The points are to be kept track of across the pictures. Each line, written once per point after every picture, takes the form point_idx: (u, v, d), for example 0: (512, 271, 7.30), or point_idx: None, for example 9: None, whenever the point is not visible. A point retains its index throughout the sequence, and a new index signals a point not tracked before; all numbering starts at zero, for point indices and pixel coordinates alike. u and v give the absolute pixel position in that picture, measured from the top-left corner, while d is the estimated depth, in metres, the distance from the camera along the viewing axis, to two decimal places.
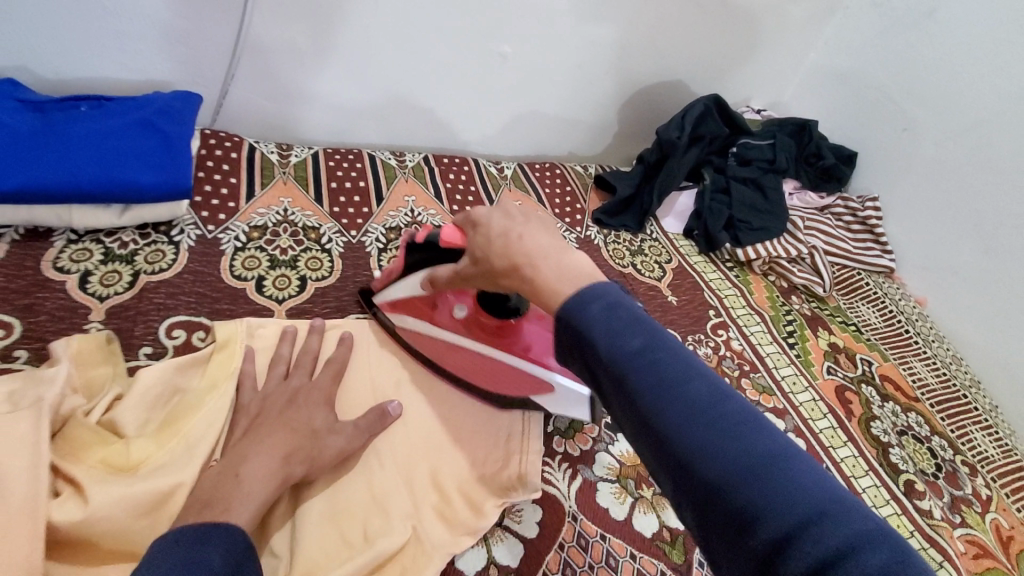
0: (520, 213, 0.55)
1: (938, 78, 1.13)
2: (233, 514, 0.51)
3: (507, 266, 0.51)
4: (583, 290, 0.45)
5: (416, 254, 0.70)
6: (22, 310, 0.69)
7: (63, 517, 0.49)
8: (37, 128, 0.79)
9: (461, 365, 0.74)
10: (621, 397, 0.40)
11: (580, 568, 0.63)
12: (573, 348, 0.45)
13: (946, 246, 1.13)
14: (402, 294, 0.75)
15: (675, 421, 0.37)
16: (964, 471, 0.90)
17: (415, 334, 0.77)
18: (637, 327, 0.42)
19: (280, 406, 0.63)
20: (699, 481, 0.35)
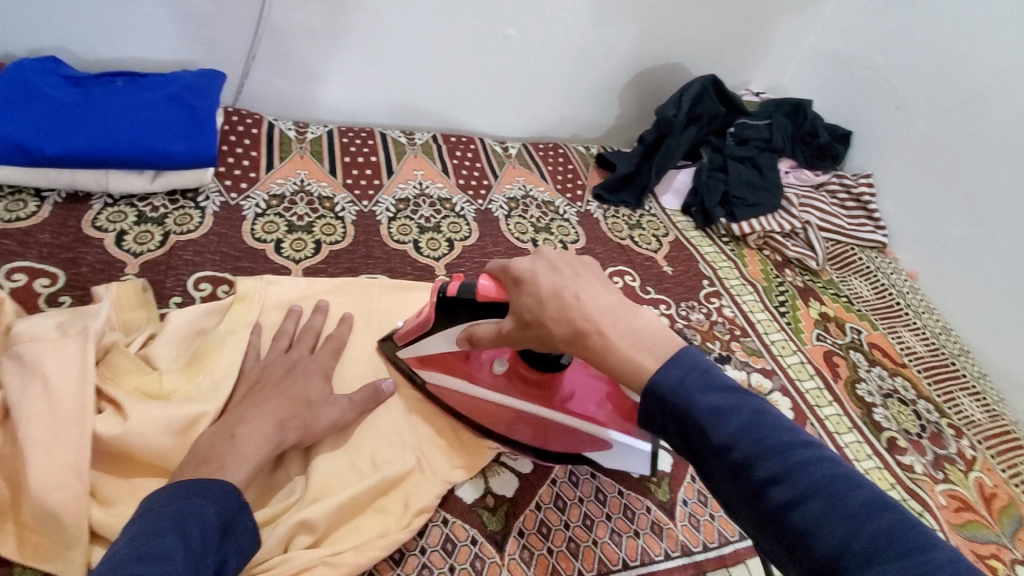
0: (567, 266, 0.55)
1: (932, 59, 1.16)
2: (227, 472, 0.52)
3: (568, 332, 0.52)
4: (677, 366, 0.47)
5: (449, 308, 0.66)
6: (66, 262, 0.76)
7: (106, 430, 0.55)
8: (78, 102, 0.86)
9: (506, 425, 0.70)
10: (748, 490, 0.43)
11: (570, 500, 0.68)
12: (673, 425, 0.48)
13: (938, 221, 1.16)
14: (436, 349, 0.71)
15: (813, 515, 0.39)
16: (948, 432, 0.93)
17: (448, 392, 0.71)
18: (747, 411, 0.45)
19: (278, 375, 0.65)
20: (817, 557, 0.39)
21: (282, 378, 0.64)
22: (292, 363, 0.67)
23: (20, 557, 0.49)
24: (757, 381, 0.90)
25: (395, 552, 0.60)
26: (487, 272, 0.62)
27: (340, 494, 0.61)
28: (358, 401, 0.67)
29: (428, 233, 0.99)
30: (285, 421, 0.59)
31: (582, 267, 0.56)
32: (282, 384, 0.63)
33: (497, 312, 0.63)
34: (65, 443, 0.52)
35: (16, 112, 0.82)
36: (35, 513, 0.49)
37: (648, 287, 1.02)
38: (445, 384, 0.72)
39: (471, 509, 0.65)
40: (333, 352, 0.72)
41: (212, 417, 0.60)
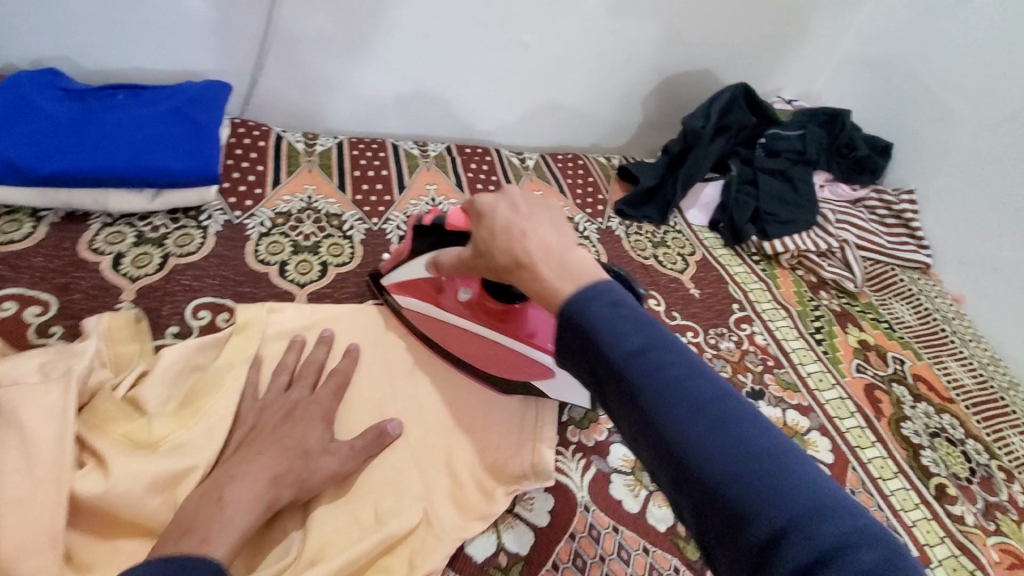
0: (525, 205, 0.54)
1: (983, 65, 1.07)
2: (209, 545, 0.47)
3: (511, 262, 0.51)
4: (584, 290, 0.45)
5: (424, 238, 0.69)
6: (59, 289, 0.73)
7: (86, 489, 0.50)
8: (77, 116, 0.82)
9: (467, 349, 0.73)
10: (620, 393, 0.41)
11: (590, 559, 0.62)
12: (576, 348, 0.44)
13: (988, 241, 1.08)
14: (409, 276, 0.74)
15: (675, 417, 0.38)
16: (1000, 477, 0.85)
17: (419, 317, 0.76)
18: (635, 319, 0.43)
19: (276, 420, 0.60)
20: (694, 477, 0.37)
21: (280, 424, 0.60)
22: (292, 405, 0.63)
23: None
24: (792, 419, 0.84)
25: None
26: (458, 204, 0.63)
27: (339, 554, 0.56)
28: (360, 447, 0.62)
29: None
30: (281, 477, 0.55)
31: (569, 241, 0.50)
32: (279, 431, 0.59)
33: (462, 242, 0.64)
34: (41, 502, 0.48)
35: (12, 128, 0.78)
36: None
37: (673, 311, 0.95)
38: (417, 309, 0.76)
39: (483, 568, 0.60)
40: (337, 390, 0.67)
41: (202, 472, 0.55)
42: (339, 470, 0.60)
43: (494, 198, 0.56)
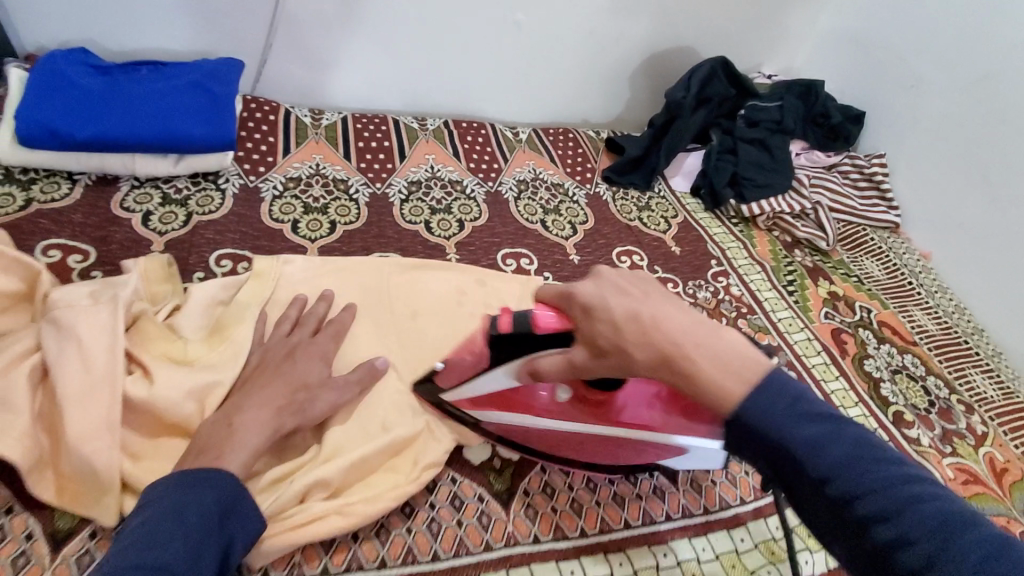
0: (635, 288, 0.54)
1: (947, 34, 1.14)
2: (226, 460, 0.54)
3: (653, 357, 0.49)
4: (765, 391, 0.46)
5: (505, 344, 0.63)
6: (98, 241, 0.81)
7: (136, 391, 0.59)
8: (106, 89, 0.90)
9: (573, 447, 0.68)
10: (848, 527, 0.42)
11: (574, 463, 0.71)
12: (771, 460, 0.46)
13: (951, 200, 1.15)
14: (489, 388, 0.66)
15: (923, 555, 0.38)
16: (959, 408, 0.93)
17: (511, 427, 0.68)
18: (843, 437, 0.44)
19: (278, 359, 0.66)
20: None
21: (282, 361, 0.65)
22: (292, 346, 0.68)
23: (59, 502, 0.55)
24: None
25: (405, 506, 0.64)
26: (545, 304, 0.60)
27: (352, 452, 0.64)
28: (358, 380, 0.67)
29: (439, 214, 1.02)
30: (288, 404, 0.61)
31: (656, 291, 0.54)
32: (283, 369, 0.64)
33: (561, 343, 0.60)
34: (97, 402, 0.57)
35: (50, 100, 0.86)
36: (73, 462, 0.55)
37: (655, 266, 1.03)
38: (507, 421, 0.68)
39: (479, 470, 0.68)
40: (335, 336, 0.71)
41: (231, 381, 0.63)
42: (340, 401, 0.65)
43: (592, 281, 0.56)
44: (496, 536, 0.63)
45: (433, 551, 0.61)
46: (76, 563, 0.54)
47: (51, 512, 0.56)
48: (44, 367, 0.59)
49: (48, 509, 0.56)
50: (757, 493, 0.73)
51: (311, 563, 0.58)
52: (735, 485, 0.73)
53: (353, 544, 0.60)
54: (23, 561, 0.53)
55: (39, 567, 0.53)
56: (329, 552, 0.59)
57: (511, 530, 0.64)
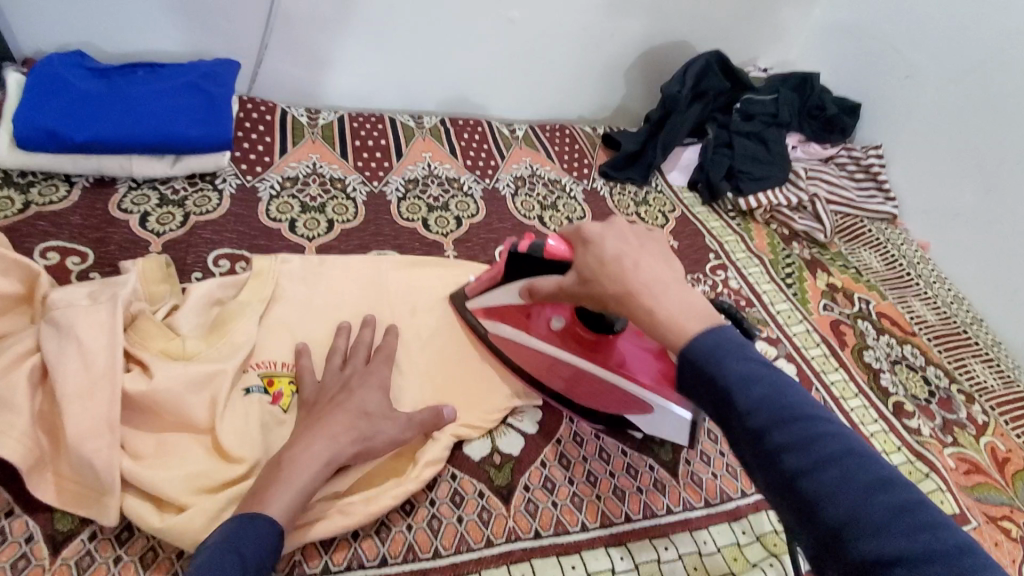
0: (635, 239, 0.57)
1: (943, 24, 1.14)
2: (271, 505, 0.53)
3: (620, 292, 0.53)
4: (711, 336, 0.48)
5: (519, 267, 0.68)
6: (96, 242, 0.81)
7: (135, 387, 0.59)
8: (102, 91, 0.91)
9: (552, 375, 0.73)
10: (761, 456, 0.43)
11: (574, 458, 0.71)
12: (706, 397, 0.47)
13: (950, 190, 1.15)
14: (499, 301, 0.74)
15: (828, 483, 0.40)
16: (959, 398, 0.92)
17: (508, 343, 0.75)
18: (773, 380, 0.45)
19: (335, 391, 0.64)
20: (818, 520, 0.39)
21: (339, 393, 0.63)
22: (347, 378, 0.66)
23: (60, 503, 0.55)
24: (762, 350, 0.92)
25: (406, 503, 0.63)
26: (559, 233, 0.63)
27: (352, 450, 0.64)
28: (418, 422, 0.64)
29: (436, 211, 1.02)
30: (348, 435, 0.59)
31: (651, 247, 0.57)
32: (341, 400, 0.62)
33: (557, 271, 0.63)
34: (97, 399, 0.57)
35: (46, 102, 0.86)
36: (75, 459, 0.55)
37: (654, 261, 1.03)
38: (506, 335, 0.75)
39: (479, 465, 0.68)
40: (387, 363, 0.70)
41: (229, 379, 0.64)
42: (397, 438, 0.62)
43: (602, 226, 0.59)
44: (497, 532, 0.63)
45: (434, 549, 0.61)
46: (77, 564, 0.54)
47: (52, 514, 0.56)
48: (44, 367, 0.59)
49: (49, 511, 0.56)
50: None
51: (312, 561, 0.58)
52: (735, 478, 0.73)
53: (354, 542, 0.60)
54: (24, 563, 0.53)
55: (40, 569, 0.53)
56: (329, 550, 0.59)
57: (512, 526, 0.64)
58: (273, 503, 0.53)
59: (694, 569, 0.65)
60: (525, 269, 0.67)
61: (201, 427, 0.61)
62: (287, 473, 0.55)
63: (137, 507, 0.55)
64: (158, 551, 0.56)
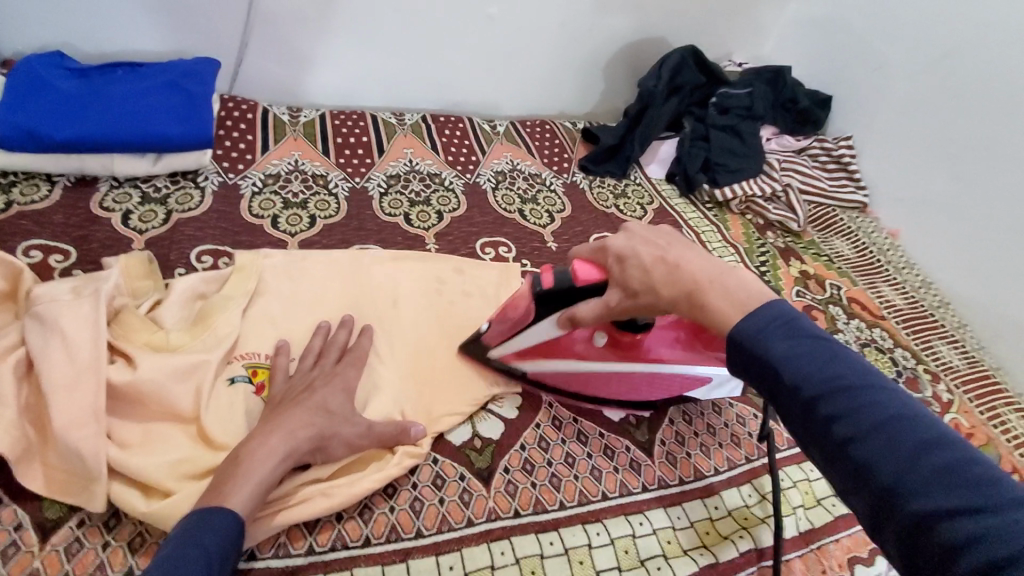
0: (659, 238, 0.60)
1: (907, 18, 1.18)
2: (227, 499, 0.53)
3: (680, 294, 0.55)
4: (757, 315, 0.49)
5: (548, 301, 0.67)
6: (78, 240, 0.82)
7: (119, 378, 0.60)
8: (82, 91, 0.91)
9: (603, 387, 0.75)
10: (812, 427, 0.44)
11: (553, 441, 0.73)
12: (754, 375, 0.48)
13: (916, 177, 1.19)
14: (529, 340, 0.72)
15: (878, 448, 0.40)
16: (925, 377, 0.96)
17: (549, 374, 0.75)
18: (820, 353, 0.46)
19: (300, 390, 0.64)
20: (873, 484, 0.40)
21: (303, 392, 0.64)
22: (314, 378, 0.66)
23: (47, 491, 0.57)
24: None
25: (388, 486, 0.65)
26: (581, 260, 0.64)
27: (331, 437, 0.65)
28: (379, 432, 0.64)
29: (418, 206, 1.03)
30: (307, 432, 0.59)
31: (668, 239, 0.60)
32: (301, 398, 0.63)
33: (595, 293, 0.64)
34: (82, 390, 0.58)
35: (26, 101, 0.87)
36: (60, 448, 0.56)
37: None
38: (545, 369, 0.75)
39: (460, 450, 0.70)
40: (358, 364, 0.70)
41: (213, 370, 0.65)
42: (358, 439, 0.63)
43: (622, 236, 0.62)
44: (477, 512, 0.65)
45: (416, 529, 0.63)
46: (66, 550, 0.55)
47: (39, 502, 0.57)
48: (28, 360, 0.60)
49: (37, 499, 0.57)
50: (730, 463, 0.76)
51: (297, 542, 0.59)
52: (709, 456, 0.76)
53: (337, 523, 0.61)
54: (13, 550, 0.54)
55: (29, 556, 0.54)
56: (313, 532, 0.60)
57: (492, 506, 0.66)
58: (233, 495, 0.54)
59: (668, 543, 0.67)
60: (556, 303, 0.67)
61: (186, 416, 0.63)
62: (245, 467, 0.55)
63: (123, 493, 0.57)
64: (146, 536, 0.57)
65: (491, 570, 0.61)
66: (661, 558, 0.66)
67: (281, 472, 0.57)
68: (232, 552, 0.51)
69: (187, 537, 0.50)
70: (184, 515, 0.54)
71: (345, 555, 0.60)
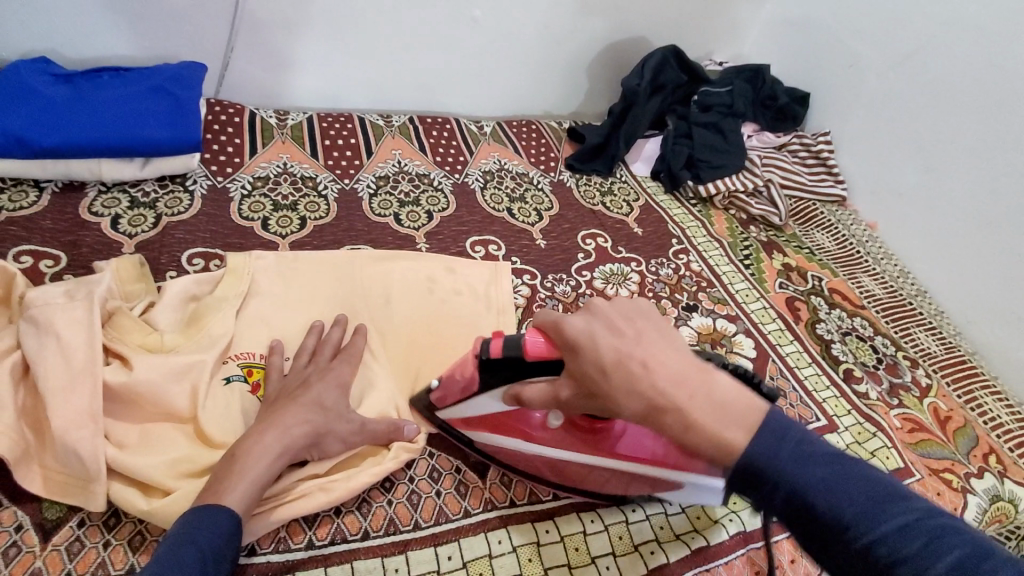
0: (626, 325, 0.54)
1: (880, 17, 1.22)
2: (225, 497, 0.54)
3: (642, 404, 0.50)
4: (766, 433, 0.48)
5: (497, 368, 0.63)
6: (68, 245, 0.82)
7: (115, 379, 0.61)
8: (69, 97, 0.91)
9: (561, 474, 0.68)
10: (854, 555, 0.43)
11: None
12: (777, 501, 0.47)
13: (892, 169, 1.22)
14: (481, 412, 0.67)
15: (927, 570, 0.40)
16: (904, 363, 0.99)
17: (503, 451, 0.69)
18: (841, 472, 0.46)
19: (295, 388, 0.65)
20: None
21: (297, 390, 0.64)
22: (309, 375, 0.67)
23: (45, 493, 0.57)
24: (722, 326, 0.98)
25: (385, 480, 0.66)
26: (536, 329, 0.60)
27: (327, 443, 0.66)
28: (373, 429, 0.65)
29: (407, 206, 1.04)
30: (302, 429, 0.60)
31: (640, 328, 0.54)
32: (298, 395, 0.63)
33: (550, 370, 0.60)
34: (78, 393, 0.59)
35: (13, 109, 0.87)
36: (57, 451, 0.56)
37: (619, 247, 1.08)
38: (498, 445, 0.69)
39: (456, 443, 0.72)
40: (351, 362, 0.71)
41: (208, 371, 0.65)
42: (353, 436, 0.64)
43: (583, 317, 0.56)
44: (474, 502, 0.66)
45: (414, 521, 0.64)
46: (67, 549, 0.55)
47: (37, 505, 0.57)
48: (22, 363, 0.60)
49: (36, 501, 0.57)
50: None
51: (296, 537, 0.60)
52: None
53: (336, 518, 0.62)
54: (14, 551, 0.54)
55: (31, 556, 0.54)
56: (312, 526, 0.61)
57: (488, 497, 0.67)
58: (230, 493, 0.54)
59: (661, 528, 0.69)
60: (505, 372, 0.63)
61: (183, 415, 0.63)
62: (242, 465, 0.56)
63: (123, 493, 0.57)
64: (145, 535, 0.58)
65: (489, 558, 0.63)
66: (655, 543, 0.67)
67: (278, 469, 0.58)
68: (230, 547, 0.52)
69: (185, 534, 0.50)
70: (183, 514, 0.54)
71: (345, 548, 0.60)
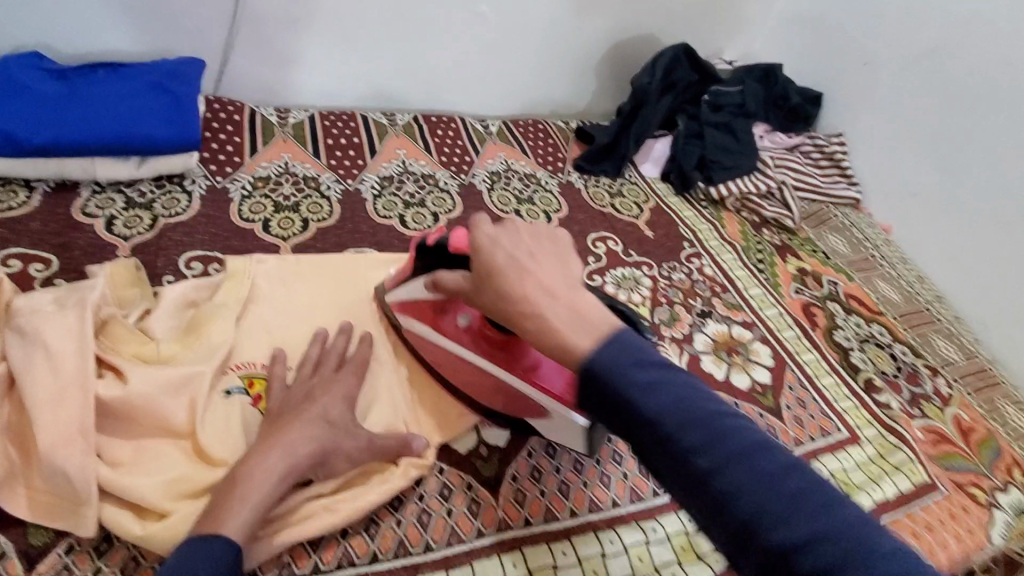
0: (536, 237, 0.54)
1: (895, 15, 1.19)
2: (225, 522, 0.51)
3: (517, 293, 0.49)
4: (612, 344, 0.45)
5: (428, 256, 0.68)
6: (59, 248, 0.79)
7: (108, 394, 0.57)
8: (63, 93, 0.87)
9: (461, 373, 0.69)
10: (678, 469, 0.42)
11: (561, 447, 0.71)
12: (615, 415, 0.45)
13: (907, 170, 1.19)
14: (412, 295, 0.70)
15: (740, 491, 0.39)
16: (925, 371, 0.96)
17: (419, 338, 0.72)
18: (676, 386, 0.43)
19: (298, 401, 0.62)
20: (755, 538, 0.38)
21: (301, 404, 0.61)
22: (312, 387, 0.64)
23: (32, 516, 0.54)
24: (738, 333, 0.95)
25: (394, 499, 0.63)
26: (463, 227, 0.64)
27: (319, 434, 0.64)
28: (381, 445, 0.62)
29: (413, 208, 1.01)
30: (307, 447, 0.57)
31: (545, 245, 0.54)
32: (301, 410, 0.60)
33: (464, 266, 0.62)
34: (69, 409, 0.55)
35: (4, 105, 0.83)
36: (46, 470, 0.53)
37: (631, 250, 1.05)
38: (417, 331, 0.71)
39: (466, 459, 0.68)
40: (358, 372, 0.67)
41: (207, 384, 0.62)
42: (360, 453, 0.61)
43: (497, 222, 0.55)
44: (487, 522, 0.63)
45: (425, 542, 0.61)
46: None
47: (24, 529, 0.54)
48: (9, 376, 0.57)
49: (22, 525, 0.54)
50: None
51: (301, 562, 0.57)
52: None
53: (342, 541, 0.59)
54: None
55: None
56: (318, 549, 0.58)
57: (502, 516, 0.64)
58: (230, 519, 0.51)
59: (682, 549, 0.66)
60: (431, 261, 0.67)
61: (179, 431, 0.60)
62: (243, 488, 0.53)
63: (116, 516, 0.54)
64: (140, 560, 0.54)
65: None
66: (676, 565, 0.65)
67: (281, 490, 0.55)
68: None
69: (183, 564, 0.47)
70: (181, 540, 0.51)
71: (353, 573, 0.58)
